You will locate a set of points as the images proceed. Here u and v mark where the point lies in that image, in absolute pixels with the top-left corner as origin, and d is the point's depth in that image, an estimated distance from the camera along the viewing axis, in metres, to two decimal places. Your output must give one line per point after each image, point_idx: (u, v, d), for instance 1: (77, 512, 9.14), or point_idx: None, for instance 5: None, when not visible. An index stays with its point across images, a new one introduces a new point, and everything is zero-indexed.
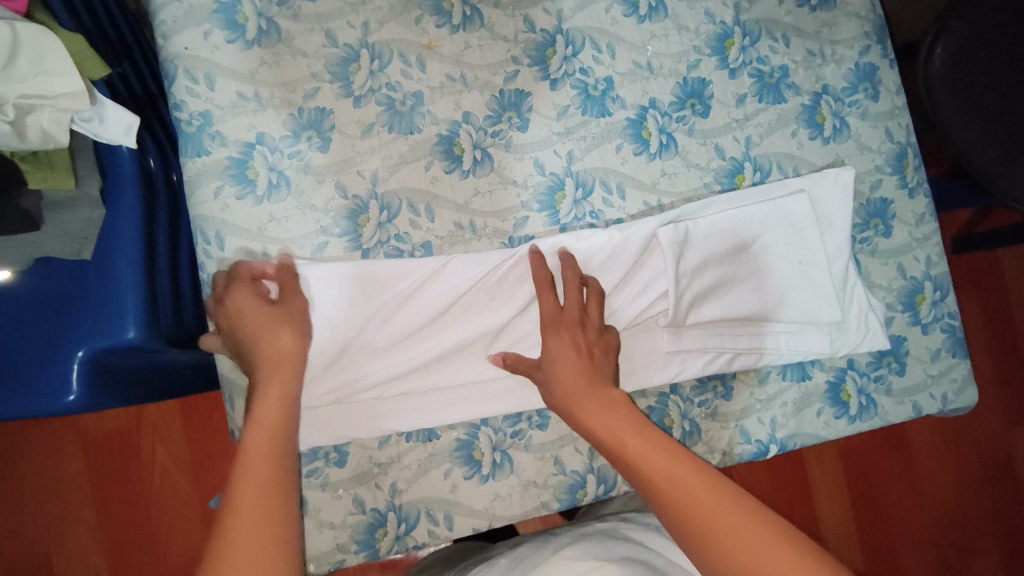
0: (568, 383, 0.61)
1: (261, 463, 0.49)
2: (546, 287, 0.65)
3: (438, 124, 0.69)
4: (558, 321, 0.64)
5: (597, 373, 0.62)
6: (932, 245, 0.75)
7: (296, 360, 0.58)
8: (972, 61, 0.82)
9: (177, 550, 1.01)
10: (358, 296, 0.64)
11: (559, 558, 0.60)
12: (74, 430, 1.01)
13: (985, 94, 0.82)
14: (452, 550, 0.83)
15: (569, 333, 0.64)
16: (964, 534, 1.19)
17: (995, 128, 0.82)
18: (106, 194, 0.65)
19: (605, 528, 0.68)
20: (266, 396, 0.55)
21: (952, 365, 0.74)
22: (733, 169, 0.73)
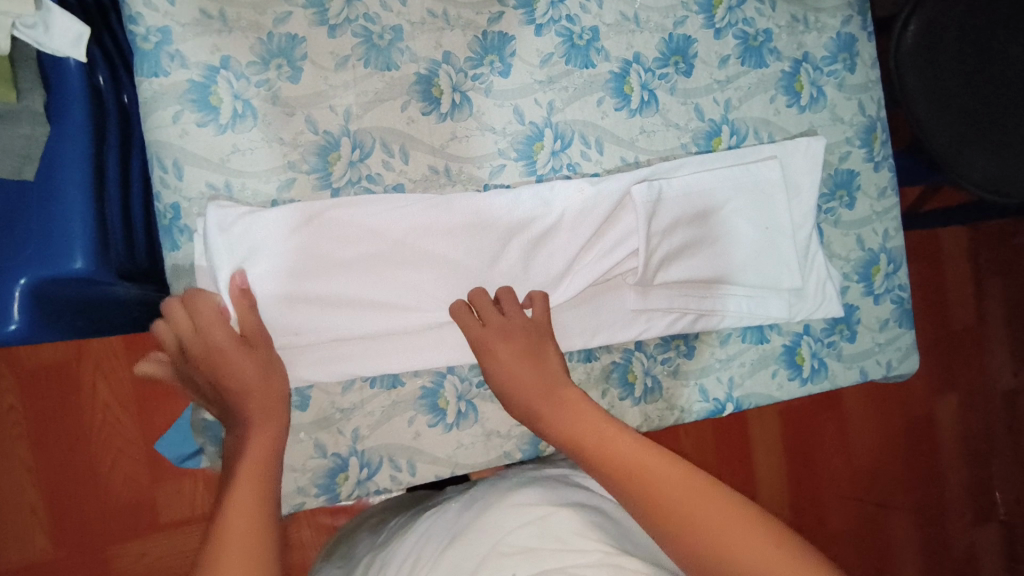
0: (528, 382, 0.62)
1: (249, 507, 0.49)
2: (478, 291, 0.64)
3: (417, 63, 0.66)
4: (486, 342, 0.63)
5: (542, 359, 0.63)
6: (890, 219, 0.78)
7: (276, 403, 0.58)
8: (939, 40, 0.84)
9: (120, 488, 0.99)
10: (323, 237, 0.63)
11: (514, 501, 0.61)
12: (9, 363, 0.97)
13: (947, 74, 0.84)
14: (404, 498, 0.83)
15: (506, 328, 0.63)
16: (879, 490, 1.29)
17: (957, 110, 0.84)
18: (51, 109, 0.59)
19: (558, 474, 0.69)
20: (254, 438, 0.55)
21: (898, 335, 0.78)
22: (710, 131, 0.73)
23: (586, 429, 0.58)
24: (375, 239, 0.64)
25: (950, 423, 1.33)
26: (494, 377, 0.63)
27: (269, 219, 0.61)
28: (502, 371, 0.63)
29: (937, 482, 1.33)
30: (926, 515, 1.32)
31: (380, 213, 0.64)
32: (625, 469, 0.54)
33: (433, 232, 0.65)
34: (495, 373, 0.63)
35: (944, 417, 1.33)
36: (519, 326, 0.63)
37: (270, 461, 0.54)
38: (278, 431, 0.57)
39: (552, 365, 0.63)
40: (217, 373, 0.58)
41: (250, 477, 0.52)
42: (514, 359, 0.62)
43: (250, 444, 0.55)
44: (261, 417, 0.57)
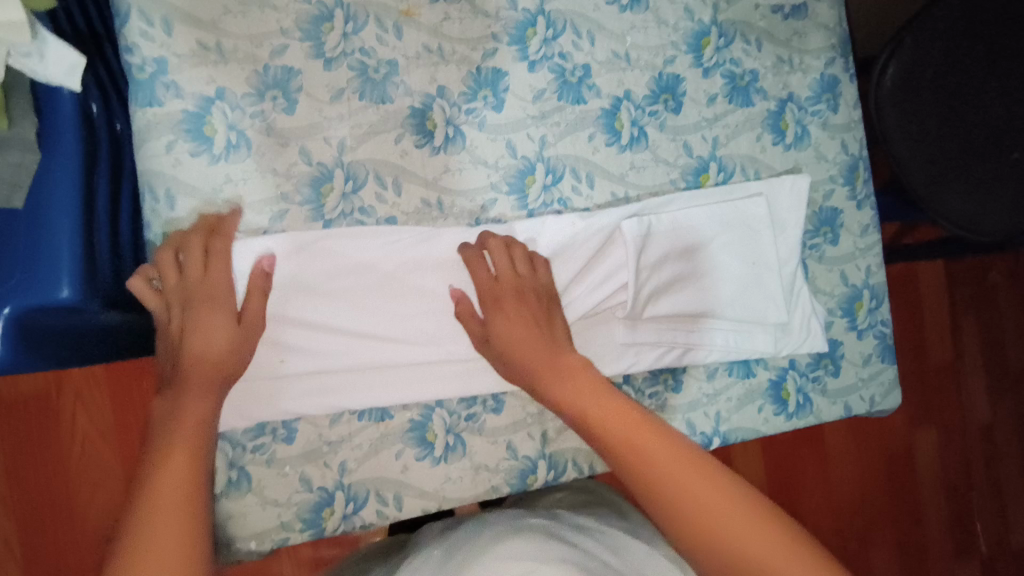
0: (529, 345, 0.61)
1: (183, 467, 0.48)
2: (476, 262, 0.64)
3: (411, 96, 0.66)
4: (496, 294, 0.63)
5: (548, 326, 0.63)
6: (873, 255, 0.79)
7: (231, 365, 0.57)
8: (919, 82, 0.86)
9: (96, 519, 0.97)
10: (312, 269, 0.63)
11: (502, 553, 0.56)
12: None
13: (927, 116, 0.86)
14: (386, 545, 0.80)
15: (513, 307, 0.63)
16: (860, 520, 1.30)
17: (935, 150, 0.87)
18: (41, 138, 0.59)
19: (542, 523, 0.64)
20: (190, 403, 0.53)
21: (881, 370, 0.79)
22: (699, 168, 0.74)
23: (586, 400, 0.57)
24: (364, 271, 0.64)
25: (930, 456, 1.34)
26: (496, 333, 0.63)
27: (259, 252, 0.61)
28: (505, 329, 0.62)
29: (917, 514, 1.34)
30: (907, 547, 1.33)
31: (373, 246, 0.64)
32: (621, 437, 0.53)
33: (424, 266, 0.65)
34: (495, 331, 0.63)
35: (924, 450, 1.34)
36: (526, 283, 0.63)
37: (207, 428, 0.52)
38: (216, 404, 0.54)
39: (558, 333, 0.63)
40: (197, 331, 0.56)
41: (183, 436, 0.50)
42: (519, 320, 0.62)
43: (183, 411, 0.52)
44: (202, 384, 0.55)
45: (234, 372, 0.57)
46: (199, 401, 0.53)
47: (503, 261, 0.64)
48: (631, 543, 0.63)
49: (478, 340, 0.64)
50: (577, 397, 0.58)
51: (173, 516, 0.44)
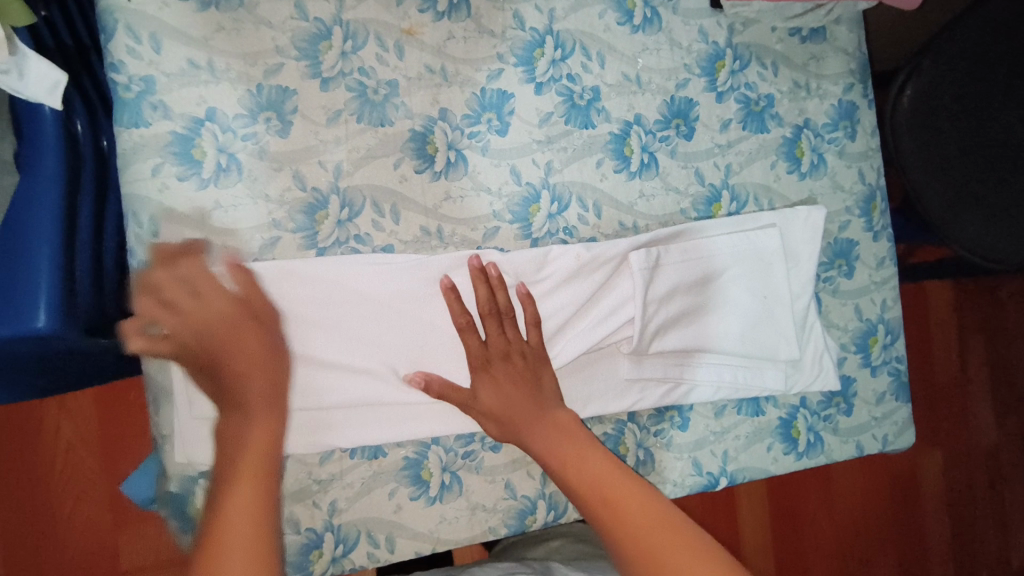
0: (519, 403, 0.60)
1: (248, 489, 0.46)
2: (468, 330, 0.61)
3: (412, 119, 0.63)
4: (486, 361, 0.61)
5: (539, 390, 0.61)
6: (889, 289, 0.76)
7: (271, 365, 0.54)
8: (938, 105, 0.82)
9: (78, 536, 0.94)
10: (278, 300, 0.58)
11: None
12: None
13: (945, 140, 0.83)
14: None
15: (499, 370, 0.61)
16: (864, 545, 1.26)
17: (952, 176, 0.83)
18: (20, 160, 0.57)
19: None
20: (251, 434, 0.50)
21: (895, 409, 0.76)
22: (710, 197, 0.71)
23: (569, 450, 0.57)
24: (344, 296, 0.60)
25: (934, 477, 1.31)
26: (486, 404, 0.61)
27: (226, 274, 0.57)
28: (496, 397, 0.60)
29: (919, 534, 1.30)
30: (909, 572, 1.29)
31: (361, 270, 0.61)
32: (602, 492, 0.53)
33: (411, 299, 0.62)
34: (483, 400, 0.61)
35: (928, 471, 1.31)
36: (516, 349, 0.61)
37: (271, 455, 0.50)
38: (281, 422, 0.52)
39: (546, 388, 0.61)
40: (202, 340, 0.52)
41: (251, 459, 0.49)
42: (510, 385, 0.61)
43: (247, 436, 0.50)
44: (255, 412, 0.52)
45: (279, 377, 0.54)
46: (260, 423, 0.51)
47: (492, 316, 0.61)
48: None
49: (464, 406, 0.61)
50: (563, 446, 0.57)
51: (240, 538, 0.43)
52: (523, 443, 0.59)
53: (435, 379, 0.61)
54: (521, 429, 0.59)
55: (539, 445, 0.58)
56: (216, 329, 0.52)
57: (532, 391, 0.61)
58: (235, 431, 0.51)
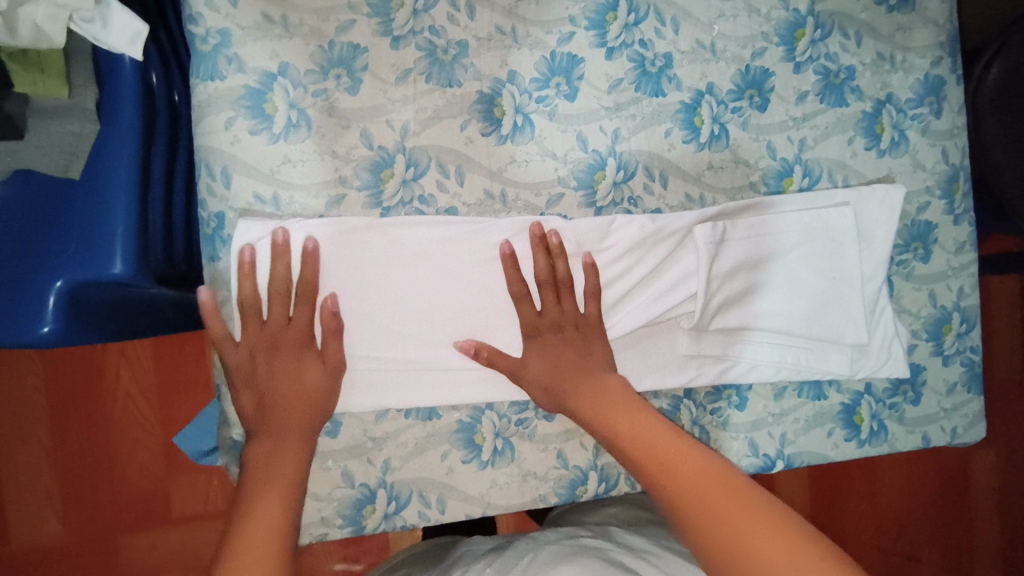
0: (563, 360, 0.60)
1: (276, 509, 0.49)
2: (523, 298, 0.60)
3: (480, 81, 0.63)
4: (538, 329, 0.61)
5: (589, 355, 0.60)
6: (967, 276, 0.73)
7: (323, 398, 0.58)
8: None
9: (133, 481, 0.98)
10: (280, 298, 0.57)
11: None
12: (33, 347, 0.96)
13: None
14: (423, 550, 0.75)
15: (548, 339, 0.61)
16: (909, 542, 1.22)
17: None
18: (102, 109, 0.58)
19: (595, 544, 0.60)
20: (282, 460, 0.53)
21: (966, 401, 0.73)
22: (782, 171, 0.69)
23: (621, 412, 0.56)
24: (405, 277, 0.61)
25: (987, 479, 1.24)
26: (535, 372, 0.60)
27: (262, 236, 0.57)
28: (543, 361, 0.60)
29: (968, 534, 1.23)
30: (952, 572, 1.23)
31: (384, 247, 0.60)
32: (655, 454, 0.51)
33: (301, 288, 0.57)
34: (532, 365, 0.60)
35: (981, 471, 1.24)
36: (569, 319, 0.61)
37: (295, 490, 0.52)
38: (308, 454, 0.56)
39: (597, 352, 0.61)
40: (272, 384, 0.56)
41: (277, 488, 0.51)
42: (558, 347, 0.60)
43: (277, 463, 0.53)
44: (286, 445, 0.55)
45: (322, 415, 0.58)
46: (287, 453, 0.54)
47: (545, 273, 0.60)
48: (687, 569, 0.58)
49: (514, 375, 0.61)
50: (616, 410, 0.56)
51: (259, 559, 0.45)
52: (566, 408, 0.59)
53: (485, 345, 0.61)
54: (567, 395, 0.59)
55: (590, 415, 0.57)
56: (285, 355, 0.57)
57: (581, 355, 0.60)
58: (264, 456, 0.53)
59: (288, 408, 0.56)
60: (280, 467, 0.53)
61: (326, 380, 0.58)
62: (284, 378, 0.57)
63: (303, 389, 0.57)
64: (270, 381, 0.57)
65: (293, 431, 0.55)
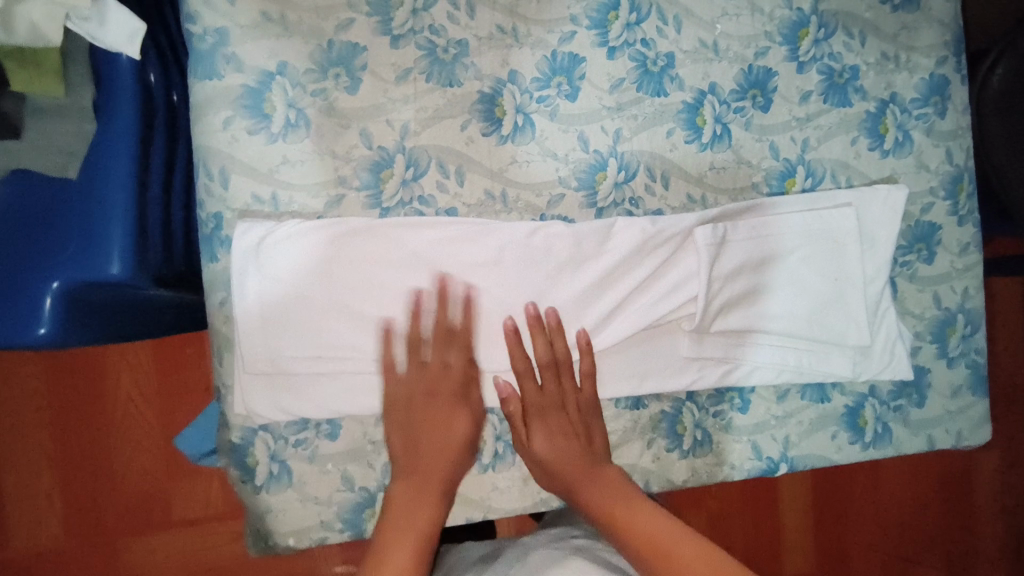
0: (565, 454, 0.59)
1: (402, 548, 0.54)
2: (526, 374, 0.60)
3: (481, 80, 0.62)
4: (543, 410, 0.61)
5: (590, 448, 0.60)
6: (972, 277, 0.72)
7: (456, 444, 0.60)
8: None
9: (132, 485, 0.98)
10: (295, 305, 0.58)
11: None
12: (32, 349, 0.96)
13: None
14: (425, 555, 0.74)
15: (553, 417, 0.61)
16: (912, 546, 1.21)
17: None
18: (100, 108, 0.58)
19: (584, 544, 0.60)
20: (419, 510, 0.57)
21: (971, 404, 0.72)
22: (785, 172, 0.68)
23: (620, 503, 0.56)
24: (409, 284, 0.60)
25: (990, 482, 1.23)
26: (540, 451, 0.60)
27: (264, 236, 0.57)
28: (548, 448, 0.60)
29: (970, 536, 1.22)
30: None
31: (388, 251, 0.60)
32: (664, 552, 0.51)
33: (458, 335, 0.60)
34: (537, 446, 0.60)
35: (984, 475, 1.23)
36: (571, 401, 0.61)
37: (428, 544, 0.55)
38: (441, 509, 0.58)
39: (598, 450, 0.61)
40: (420, 435, 0.59)
41: (402, 545, 0.54)
42: (562, 436, 0.60)
43: (414, 518, 0.56)
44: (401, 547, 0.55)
45: (454, 484, 0.60)
46: (428, 501, 0.57)
47: (545, 354, 0.61)
48: None
49: (520, 441, 0.61)
50: (614, 499, 0.57)
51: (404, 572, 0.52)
52: (576, 500, 0.59)
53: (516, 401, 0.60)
54: (571, 487, 0.59)
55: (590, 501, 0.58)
56: (415, 398, 0.60)
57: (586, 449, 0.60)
58: (405, 504, 0.57)
59: (415, 461, 0.59)
60: (418, 513, 0.56)
61: (470, 430, 0.60)
62: (430, 430, 0.59)
63: (450, 438, 0.60)
64: (411, 429, 0.59)
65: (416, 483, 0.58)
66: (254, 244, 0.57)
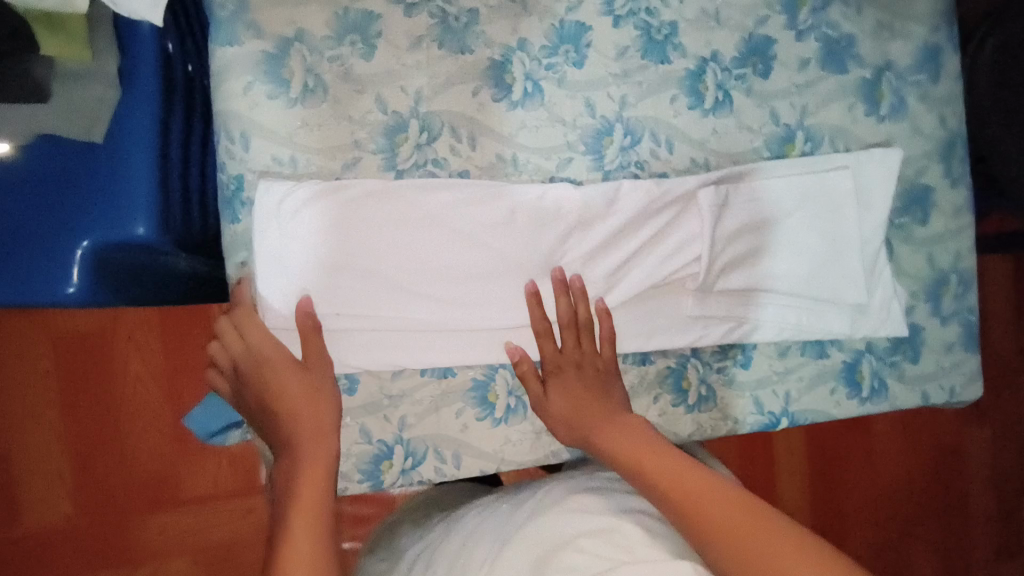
0: (583, 402, 0.63)
1: (306, 505, 0.53)
2: (546, 335, 0.64)
3: (491, 48, 0.64)
4: (559, 365, 0.64)
5: (608, 400, 0.63)
6: (964, 239, 0.74)
7: (316, 398, 0.59)
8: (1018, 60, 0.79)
9: (146, 458, 1.00)
10: (330, 260, 0.61)
11: (570, 503, 0.57)
12: (43, 326, 0.98)
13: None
14: (436, 489, 0.79)
15: (570, 375, 0.64)
16: (907, 518, 1.23)
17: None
18: (123, 75, 0.60)
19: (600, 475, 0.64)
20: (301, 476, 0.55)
21: (964, 360, 0.75)
22: (785, 137, 0.71)
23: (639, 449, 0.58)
24: (430, 244, 0.63)
25: (982, 454, 1.26)
26: (556, 407, 0.63)
27: (284, 195, 0.59)
28: (567, 402, 0.63)
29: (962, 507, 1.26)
30: (947, 546, 1.25)
31: (411, 212, 0.62)
32: (677, 493, 0.52)
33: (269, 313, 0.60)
34: (553, 400, 0.63)
35: (978, 448, 1.26)
36: (589, 361, 0.64)
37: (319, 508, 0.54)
38: (329, 455, 0.57)
39: (615, 396, 0.64)
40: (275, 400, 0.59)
41: (302, 505, 0.53)
42: (578, 390, 0.63)
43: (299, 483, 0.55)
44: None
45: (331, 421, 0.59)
46: (313, 461, 0.56)
47: (565, 313, 0.64)
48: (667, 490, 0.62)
49: (536, 401, 0.64)
50: (631, 447, 0.58)
51: None
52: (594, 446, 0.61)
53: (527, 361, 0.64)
54: (590, 434, 0.61)
55: (647, 474, 0.55)
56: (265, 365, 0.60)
57: (597, 396, 0.63)
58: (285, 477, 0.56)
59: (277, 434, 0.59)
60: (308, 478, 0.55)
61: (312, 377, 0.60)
62: (273, 390, 0.59)
63: (294, 393, 0.59)
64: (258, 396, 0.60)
65: (305, 448, 0.57)
66: (279, 207, 0.59)
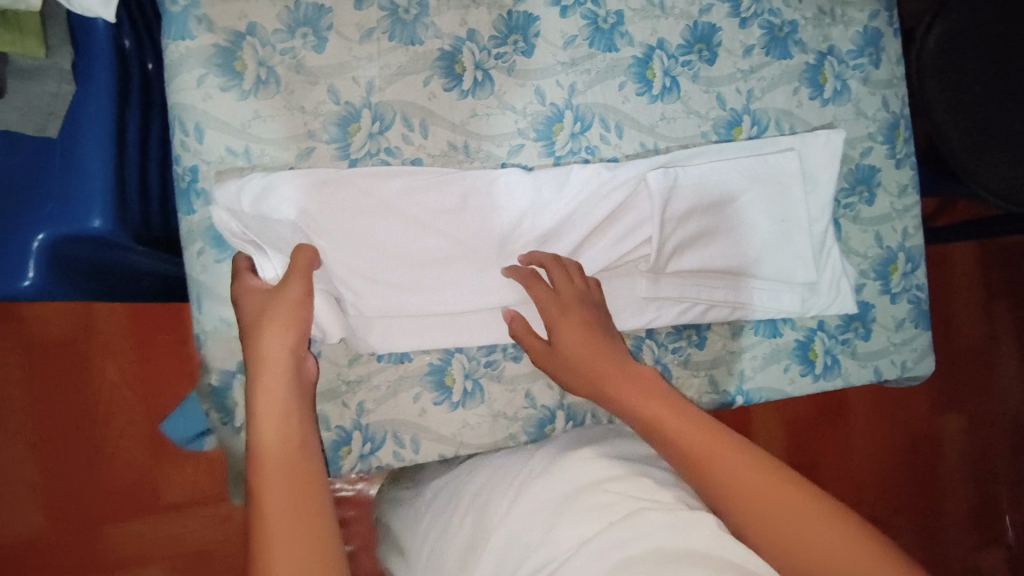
0: (589, 340, 0.61)
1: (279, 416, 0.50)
2: (533, 281, 0.64)
3: (441, 39, 0.66)
4: (565, 304, 0.62)
5: (610, 343, 0.62)
6: (910, 218, 0.76)
7: (293, 312, 0.55)
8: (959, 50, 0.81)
9: (117, 464, 1.00)
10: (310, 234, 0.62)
11: (582, 455, 0.59)
12: (11, 335, 0.98)
13: (964, 85, 0.81)
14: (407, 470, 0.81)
15: (578, 310, 0.62)
16: (886, 506, 1.24)
17: (970, 124, 0.81)
18: (77, 69, 0.61)
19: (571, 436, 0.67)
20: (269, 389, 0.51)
21: (915, 336, 0.77)
22: (732, 121, 0.73)
23: (647, 402, 0.56)
24: (389, 229, 0.64)
25: (955, 441, 1.27)
26: (570, 344, 0.61)
27: (238, 191, 0.60)
28: (575, 337, 0.61)
29: (938, 494, 1.27)
30: (927, 536, 1.25)
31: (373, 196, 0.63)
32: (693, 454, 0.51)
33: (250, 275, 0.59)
34: (566, 339, 0.61)
35: (950, 435, 1.27)
36: (589, 295, 0.64)
37: (293, 419, 0.50)
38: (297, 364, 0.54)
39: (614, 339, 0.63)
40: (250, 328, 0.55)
41: (275, 416, 0.50)
42: (583, 329, 0.62)
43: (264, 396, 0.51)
44: (287, 551, 0.42)
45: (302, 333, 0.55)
46: (280, 373, 0.52)
47: (546, 259, 0.64)
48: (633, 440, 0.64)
49: (543, 353, 0.63)
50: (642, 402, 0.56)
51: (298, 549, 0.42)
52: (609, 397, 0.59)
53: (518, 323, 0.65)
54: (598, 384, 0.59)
55: (663, 429, 0.54)
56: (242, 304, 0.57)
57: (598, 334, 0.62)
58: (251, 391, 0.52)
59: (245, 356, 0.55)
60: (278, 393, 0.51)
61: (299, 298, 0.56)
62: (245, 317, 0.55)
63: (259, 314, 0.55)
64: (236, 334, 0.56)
65: (276, 356, 0.53)
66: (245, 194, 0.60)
